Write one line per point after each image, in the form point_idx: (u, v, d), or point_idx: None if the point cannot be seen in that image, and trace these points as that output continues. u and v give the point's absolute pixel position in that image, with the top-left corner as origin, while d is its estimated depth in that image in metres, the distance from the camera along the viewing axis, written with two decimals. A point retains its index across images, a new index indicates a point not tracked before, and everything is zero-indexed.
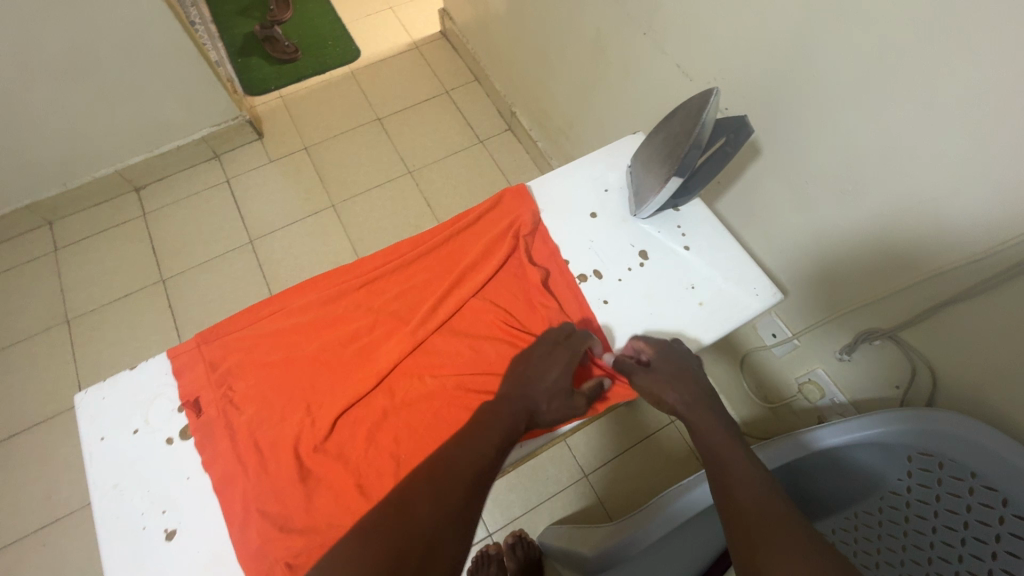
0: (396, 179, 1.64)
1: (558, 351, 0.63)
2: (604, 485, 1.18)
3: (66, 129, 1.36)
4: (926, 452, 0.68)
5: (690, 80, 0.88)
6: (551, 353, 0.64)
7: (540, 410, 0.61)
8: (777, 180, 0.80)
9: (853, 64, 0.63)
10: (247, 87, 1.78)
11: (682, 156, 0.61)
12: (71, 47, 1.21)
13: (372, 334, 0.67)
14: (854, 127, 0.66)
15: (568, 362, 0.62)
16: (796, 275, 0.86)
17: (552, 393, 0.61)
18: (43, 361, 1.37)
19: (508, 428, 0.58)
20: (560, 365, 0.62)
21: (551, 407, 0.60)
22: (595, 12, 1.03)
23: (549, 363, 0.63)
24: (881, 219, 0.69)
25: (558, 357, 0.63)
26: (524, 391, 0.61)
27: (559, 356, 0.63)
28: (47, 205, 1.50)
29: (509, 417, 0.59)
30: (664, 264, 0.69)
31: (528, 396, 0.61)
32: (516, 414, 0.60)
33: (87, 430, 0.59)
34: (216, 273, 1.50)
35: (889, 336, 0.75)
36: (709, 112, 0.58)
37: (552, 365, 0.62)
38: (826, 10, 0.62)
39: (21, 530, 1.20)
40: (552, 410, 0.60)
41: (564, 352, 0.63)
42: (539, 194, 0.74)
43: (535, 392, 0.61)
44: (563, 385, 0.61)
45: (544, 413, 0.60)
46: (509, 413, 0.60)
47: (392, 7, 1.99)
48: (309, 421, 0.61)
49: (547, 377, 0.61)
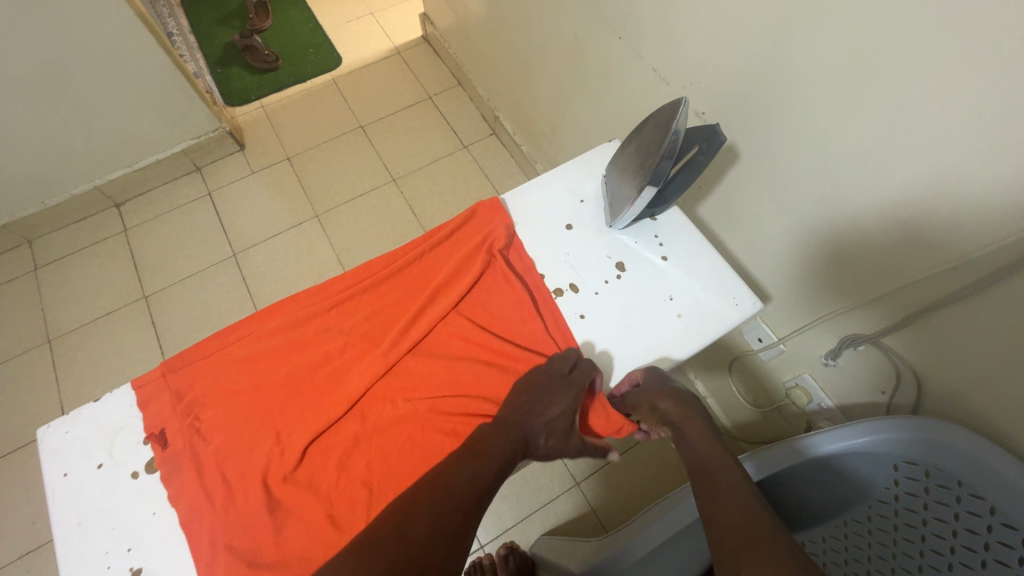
0: (380, 188, 1.62)
1: (563, 390, 0.60)
2: (597, 493, 1.17)
3: (41, 146, 1.34)
4: (912, 460, 0.67)
5: (667, 84, 0.86)
6: (556, 384, 0.60)
7: (538, 441, 0.61)
8: (757, 184, 0.79)
9: (827, 67, 0.61)
10: (227, 97, 1.76)
11: (655, 166, 0.59)
12: (42, 63, 1.18)
13: (343, 357, 0.66)
14: (833, 130, 0.65)
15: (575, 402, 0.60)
16: (780, 279, 0.85)
17: (550, 427, 0.60)
18: (25, 383, 1.35)
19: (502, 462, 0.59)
20: (565, 403, 0.60)
21: (549, 441, 0.61)
22: (571, 16, 1.01)
23: (554, 400, 0.60)
24: (863, 223, 0.68)
25: (563, 391, 0.60)
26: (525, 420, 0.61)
27: (564, 390, 0.60)
28: (26, 223, 1.48)
29: (504, 448, 0.59)
30: (642, 276, 0.68)
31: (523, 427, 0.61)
32: (512, 445, 0.60)
33: (50, 466, 0.58)
34: (199, 288, 1.47)
35: (872, 342, 0.74)
36: (680, 121, 0.57)
37: (557, 403, 0.60)
38: (799, 12, 0.61)
39: (5, 557, 1.17)
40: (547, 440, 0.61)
41: (569, 386, 0.60)
42: (513, 207, 0.73)
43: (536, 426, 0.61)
44: (563, 420, 0.60)
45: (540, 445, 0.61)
46: (507, 447, 0.59)
47: (373, 13, 1.97)
48: (278, 451, 0.60)
49: (549, 413, 0.60)
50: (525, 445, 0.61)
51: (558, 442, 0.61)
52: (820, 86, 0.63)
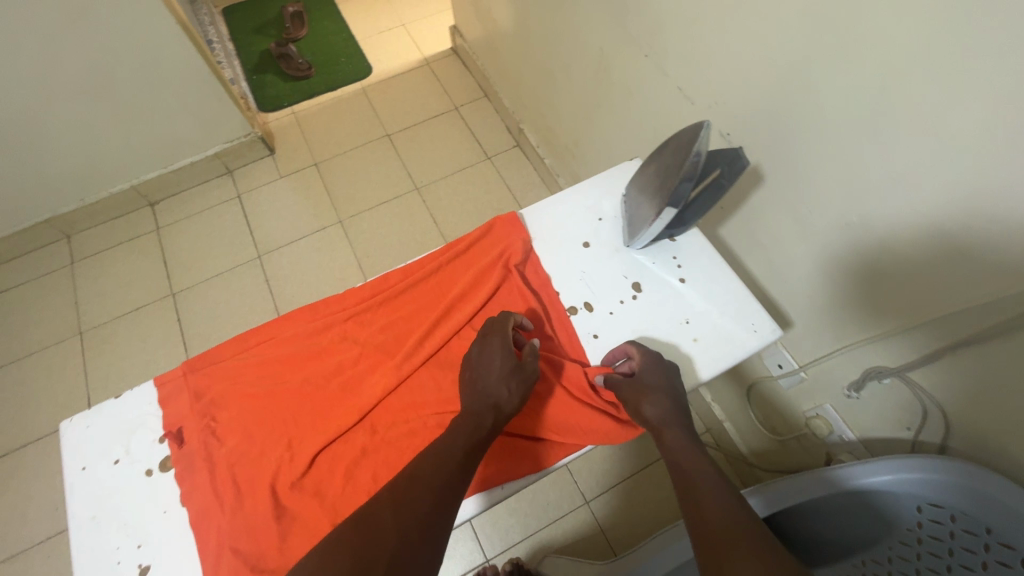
0: (403, 196, 1.64)
1: (490, 340, 0.63)
2: (607, 513, 1.14)
3: (85, 145, 1.41)
4: (936, 503, 0.64)
5: (692, 103, 0.86)
6: (485, 345, 0.63)
7: (503, 401, 0.59)
8: (784, 207, 0.77)
9: (859, 90, 0.60)
10: (261, 103, 1.82)
11: (674, 188, 0.58)
12: (90, 67, 1.25)
13: (357, 368, 0.66)
14: (861, 156, 0.63)
15: (507, 344, 0.62)
16: (803, 305, 0.83)
17: (499, 375, 0.60)
18: (56, 372, 1.40)
19: (470, 429, 0.57)
20: (500, 349, 0.62)
21: (511, 391, 0.60)
22: (598, 32, 1.02)
23: (489, 356, 0.62)
24: (893, 252, 0.65)
25: (493, 345, 0.63)
26: (472, 392, 0.60)
27: (494, 344, 0.63)
28: (67, 219, 1.55)
29: (471, 418, 0.58)
30: (658, 298, 0.67)
31: (477, 392, 0.60)
32: (480, 414, 0.58)
33: (70, 459, 0.60)
34: (224, 287, 1.51)
35: (897, 375, 0.71)
36: (700, 144, 0.55)
37: (493, 355, 0.62)
38: (829, 36, 0.60)
39: (28, 541, 1.21)
40: (512, 397, 0.60)
41: (496, 337, 0.63)
42: (532, 223, 0.73)
43: (491, 384, 0.60)
44: (508, 364, 0.61)
45: (505, 401, 0.59)
46: (469, 413, 0.59)
47: (405, 24, 2.01)
48: (289, 457, 0.61)
49: (493, 368, 0.61)
50: (493, 414, 0.59)
51: (518, 388, 0.60)
52: (849, 111, 0.62)
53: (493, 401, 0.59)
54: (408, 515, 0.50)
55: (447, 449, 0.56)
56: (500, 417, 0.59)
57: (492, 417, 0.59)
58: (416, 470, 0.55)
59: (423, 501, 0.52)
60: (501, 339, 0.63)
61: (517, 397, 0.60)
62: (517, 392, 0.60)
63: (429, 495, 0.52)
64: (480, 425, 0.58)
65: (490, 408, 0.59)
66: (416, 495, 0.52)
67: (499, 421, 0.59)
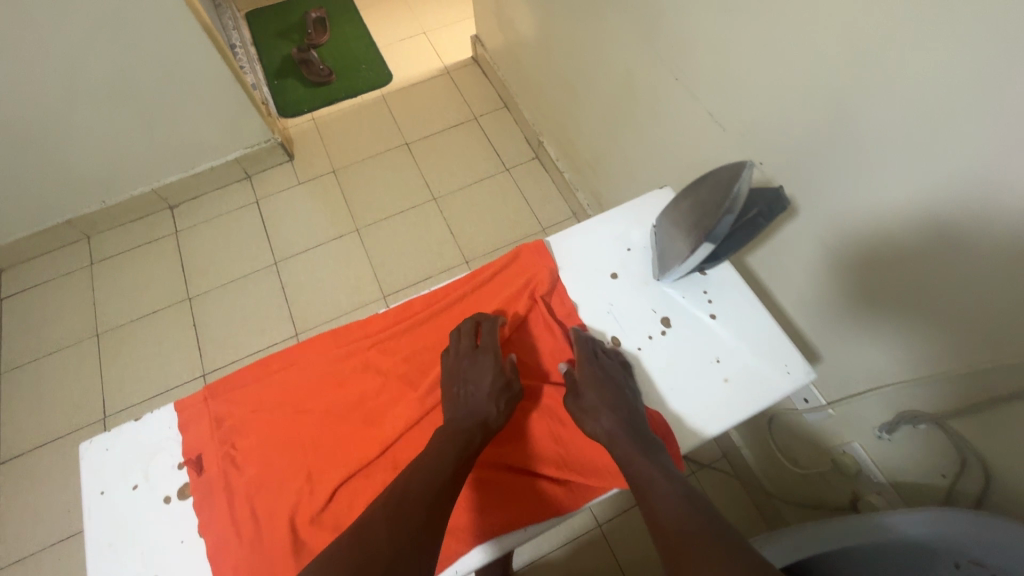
0: (421, 206, 1.63)
1: (479, 359, 0.65)
2: (619, 535, 1.11)
3: (106, 148, 1.42)
4: (976, 561, 0.61)
5: (723, 130, 0.83)
6: (476, 362, 0.64)
7: (491, 417, 0.61)
8: (818, 241, 0.75)
9: (902, 128, 0.58)
10: (281, 109, 1.82)
11: (714, 225, 0.56)
12: (114, 70, 1.26)
13: (380, 399, 0.66)
14: (903, 196, 0.61)
15: (496, 364, 0.64)
16: (833, 341, 0.80)
17: (487, 393, 0.62)
18: (72, 373, 1.41)
19: (462, 445, 0.59)
20: (488, 369, 0.64)
21: (500, 410, 0.62)
22: (625, 52, 1.00)
23: (481, 371, 0.63)
24: (930, 294, 0.63)
25: (482, 363, 0.64)
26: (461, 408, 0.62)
27: (483, 363, 0.64)
28: (87, 220, 1.56)
29: (462, 434, 0.59)
30: (688, 334, 0.65)
31: (466, 406, 0.62)
32: (469, 430, 0.60)
33: (89, 482, 0.59)
34: (240, 292, 1.51)
35: (935, 423, 0.68)
36: (744, 183, 0.53)
37: (484, 371, 0.63)
38: (871, 70, 0.58)
39: (39, 542, 1.22)
40: (501, 412, 0.62)
41: (485, 356, 0.65)
42: (558, 251, 0.72)
43: (479, 398, 0.62)
44: (499, 383, 0.63)
45: (494, 416, 0.61)
46: (459, 427, 0.60)
47: (426, 32, 2.01)
48: (309, 490, 0.60)
49: (483, 384, 0.62)
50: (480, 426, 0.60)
51: (505, 405, 0.62)
52: (889, 149, 0.60)
53: (482, 415, 0.61)
54: (397, 530, 0.51)
55: (438, 462, 0.57)
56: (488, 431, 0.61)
57: (481, 433, 0.60)
58: (407, 483, 0.56)
59: (416, 517, 0.53)
60: (492, 355, 0.65)
61: (505, 412, 0.62)
62: (505, 408, 0.62)
63: (421, 508, 0.53)
64: (469, 438, 0.59)
65: (479, 422, 0.61)
66: (408, 510, 0.53)
67: (487, 436, 0.60)
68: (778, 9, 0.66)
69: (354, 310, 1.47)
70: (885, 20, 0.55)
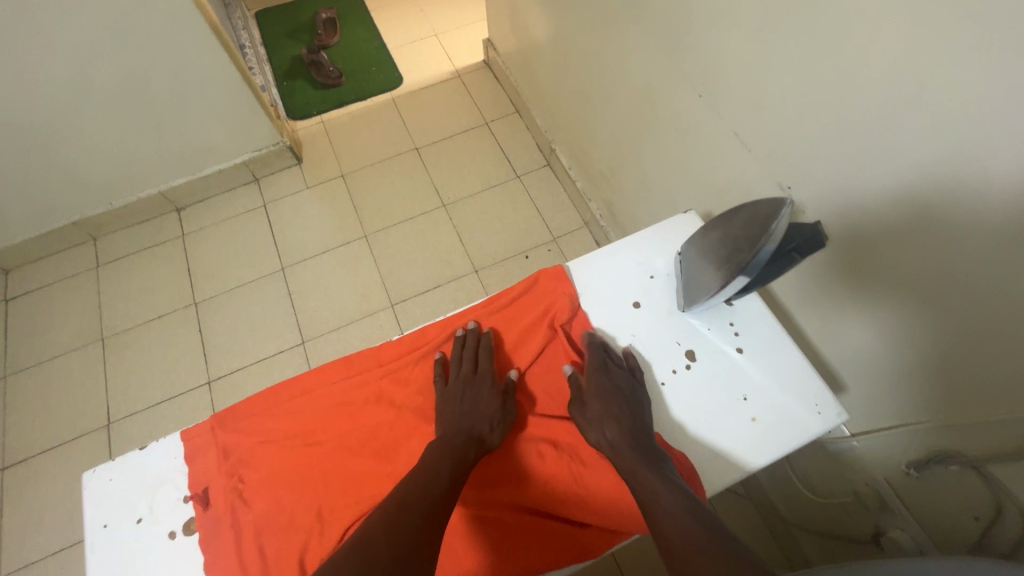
0: (431, 212, 1.61)
1: (480, 380, 0.69)
2: (630, 558, 1.05)
3: (114, 150, 1.40)
4: None
5: (748, 151, 0.81)
6: (472, 384, 0.69)
7: (487, 433, 0.66)
8: (845, 271, 0.72)
9: (942, 163, 0.55)
10: (290, 111, 1.80)
11: (748, 260, 0.53)
12: (122, 73, 1.24)
13: (392, 433, 0.69)
14: (940, 231, 0.58)
15: (491, 385, 0.69)
16: (858, 372, 0.77)
17: (484, 412, 0.67)
18: (76, 378, 1.39)
19: (457, 459, 0.62)
20: (485, 390, 0.69)
21: (495, 429, 0.66)
22: (646, 65, 0.97)
23: (477, 393, 0.68)
24: (965, 334, 0.60)
25: (480, 384, 0.69)
26: (459, 425, 0.66)
27: (482, 384, 0.69)
28: (94, 222, 1.54)
29: (457, 448, 0.63)
30: (714, 368, 0.64)
31: (462, 424, 0.66)
32: (465, 444, 0.64)
33: (92, 515, 0.61)
34: (247, 299, 1.49)
35: (970, 465, 0.63)
36: (780, 222, 0.50)
37: (482, 393, 0.68)
38: (912, 99, 0.55)
39: (42, 551, 1.21)
40: (495, 432, 0.66)
41: (484, 378, 0.69)
42: (578, 279, 0.73)
43: (476, 416, 0.66)
44: (494, 405, 0.68)
45: (488, 435, 0.66)
46: (456, 441, 0.64)
47: (437, 34, 1.98)
48: (318, 531, 0.62)
49: (480, 404, 0.67)
50: (475, 441, 0.65)
51: (501, 425, 0.67)
52: (927, 183, 0.57)
53: (477, 432, 0.65)
54: (390, 531, 0.54)
55: (434, 472, 0.60)
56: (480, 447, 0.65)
57: (476, 448, 0.64)
58: (406, 492, 0.58)
59: (412, 527, 0.55)
60: (489, 379, 0.70)
61: (499, 433, 0.67)
62: (499, 429, 0.67)
63: (417, 516, 0.56)
64: (461, 450, 0.63)
65: (473, 438, 0.65)
66: (406, 515, 0.56)
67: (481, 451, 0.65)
68: (812, 30, 0.63)
69: (362, 318, 1.45)
70: (929, 49, 0.52)
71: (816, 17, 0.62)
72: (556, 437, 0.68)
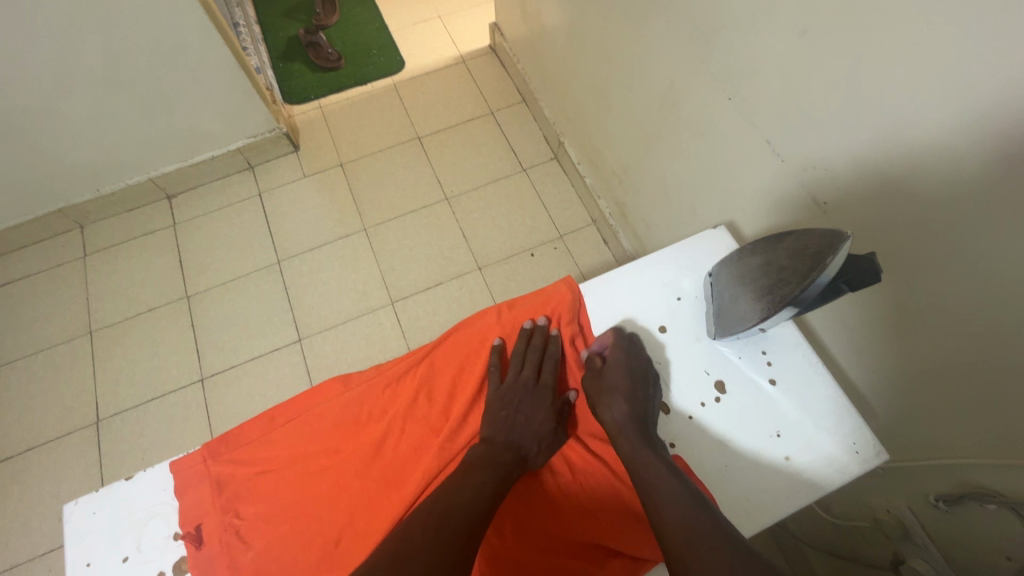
0: (433, 206, 1.55)
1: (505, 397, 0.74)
2: None
3: (100, 137, 1.33)
4: None
5: (781, 162, 0.76)
6: (524, 402, 0.73)
7: (533, 452, 0.70)
8: (878, 298, 0.68)
9: (999, 198, 0.50)
10: (287, 95, 1.72)
11: (800, 292, 0.56)
12: (108, 56, 1.17)
13: (396, 454, 0.72)
14: (988, 268, 0.53)
15: (543, 409, 0.73)
16: (887, 399, 0.74)
17: (539, 436, 0.71)
18: (64, 373, 1.34)
19: (503, 472, 0.66)
20: (537, 413, 0.72)
21: (541, 450, 0.70)
22: (670, 62, 0.91)
23: (533, 409, 0.72)
24: (1007, 376, 0.56)
25: (539, 410, 0.73)
26: (511, 442, 0.69)
27: (541, 403, 0.73)
28: (80, 209, 1.47)
29: (505, 461, 0.67)
30: (745, 399, 0.68)
31: (512, 438, 0.70)
32: (512, 459, 0.68)
33: (75, 554, 0.63)
34: (241, 293, 1.44)
35: (1008, 506, 0.58)
36: (836, 259, 0.53)
37: (537, 409, 0.73)
38: (973, 125, 0.50)
39: (27, 554, 1.17)
40: (540, 453, 0.70)
41: (542, 399, 0.73)
42: (599, 300, 0.76)
43: (528, 435, 0.70)
44: (546, 427, 0.71)
45: (533, 455, 0.70)
46: (506, 454, 0.68)
47: (440, 16, 1.89)
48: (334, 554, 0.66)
49: (534, 423, 0.71)
50: (521, 456, 0.69)
51: (548, 446, 0.71)
52: (979, 214, 0.52)
53: (525, 451, 0.69)
54: (442, 534, 0.57)
55: (480, 488, 0.63)
56: (523, 466, 0.69)
57: (521, 463, 0.68)
58: (452, 503, 0.61)
59: (456, 539, 0.57)
60: (547, 394, 0.74)
61: (544, 454, 0.70)
62: (546, 451, 0.70)
63: (462, 526, 0.58)
64: (508, 463, 0.67)
65: (520, 455, 0.69)
66: (453, 525, 0.58)
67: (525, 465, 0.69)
68: (863, 37, 0.57)
69: (360, 316, 1.40)
70: (999, 70, 0.47)
71: (873, 25, 0.56)
72: (571, 459, 0.71)
